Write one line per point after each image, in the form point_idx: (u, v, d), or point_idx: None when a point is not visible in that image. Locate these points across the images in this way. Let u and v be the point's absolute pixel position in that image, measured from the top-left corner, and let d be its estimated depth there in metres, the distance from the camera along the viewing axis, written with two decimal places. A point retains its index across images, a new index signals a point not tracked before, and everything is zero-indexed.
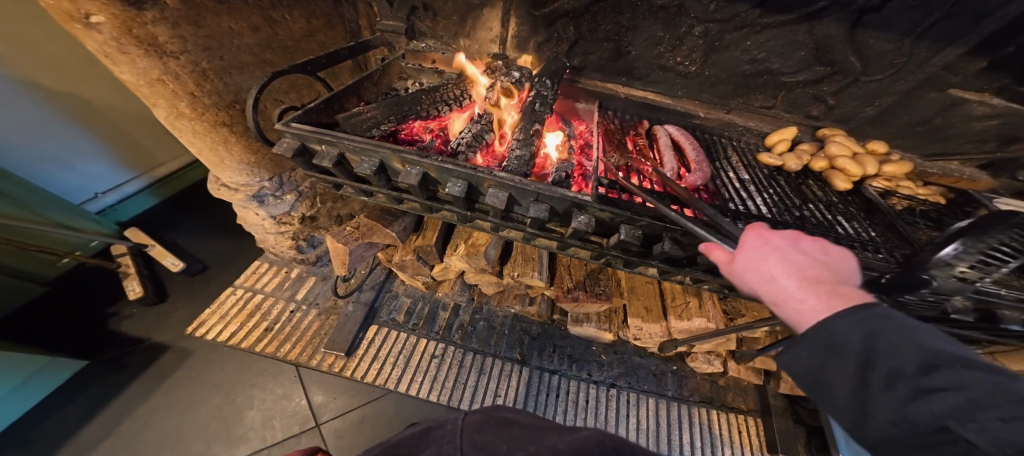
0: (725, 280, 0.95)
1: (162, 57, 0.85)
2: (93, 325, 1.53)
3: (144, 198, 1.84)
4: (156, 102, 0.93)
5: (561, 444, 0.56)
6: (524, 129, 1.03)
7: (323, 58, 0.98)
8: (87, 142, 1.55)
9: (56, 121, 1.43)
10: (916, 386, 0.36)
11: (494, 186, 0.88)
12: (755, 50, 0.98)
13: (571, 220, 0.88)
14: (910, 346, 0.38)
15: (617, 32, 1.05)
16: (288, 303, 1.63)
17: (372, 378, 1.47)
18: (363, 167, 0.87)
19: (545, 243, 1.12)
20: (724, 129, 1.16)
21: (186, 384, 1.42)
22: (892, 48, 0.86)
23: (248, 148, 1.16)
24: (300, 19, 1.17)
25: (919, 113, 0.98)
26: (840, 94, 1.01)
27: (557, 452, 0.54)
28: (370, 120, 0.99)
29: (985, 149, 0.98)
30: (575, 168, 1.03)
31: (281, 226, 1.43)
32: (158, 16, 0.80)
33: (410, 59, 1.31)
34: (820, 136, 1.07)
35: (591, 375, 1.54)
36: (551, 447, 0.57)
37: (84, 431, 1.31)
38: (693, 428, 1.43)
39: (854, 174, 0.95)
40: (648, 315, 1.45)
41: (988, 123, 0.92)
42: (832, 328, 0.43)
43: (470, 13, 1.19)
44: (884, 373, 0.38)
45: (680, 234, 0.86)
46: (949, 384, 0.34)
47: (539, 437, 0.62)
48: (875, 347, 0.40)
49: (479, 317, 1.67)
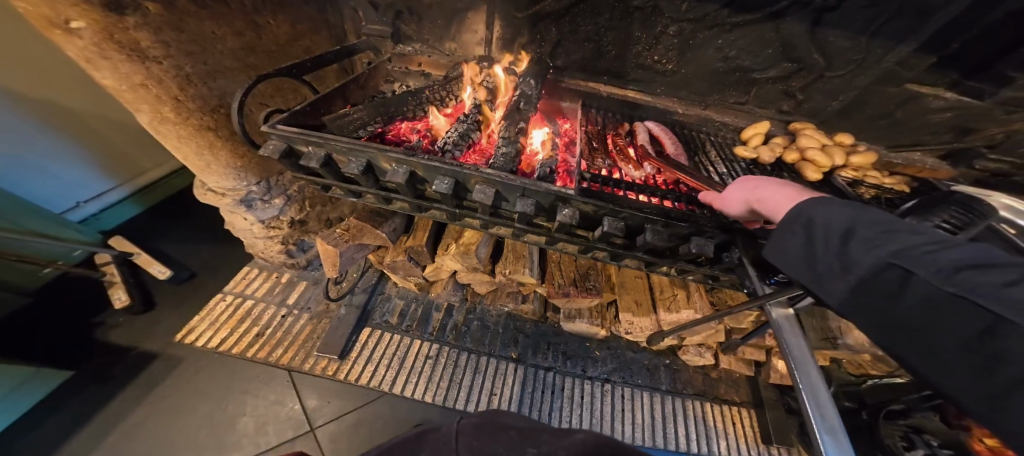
0: (706, 270, 0.97)
1: (144, 62, 0.85)
2: (74, 336, 1.50)
3: (127, 206, 1.82)
4: (139, 106, 0.93)
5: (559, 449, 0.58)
6: (509, 127, 1.05)
7: (308, 62, 0.98)
8: (56, 144, 1.49)
9: (23, 123, 1.37)
10: (862, 240, 0.42)
11: (481, 183, 0.90)
12: (725, 48, 1.02)
13: (557, 214, 0.90)
14: (870, 220, 0.43)
15: (596, 33, 1.09)
16: (278, 308, 1.62)
17: (366, 381, 1.47)
18: (350, 167, 0.88)
19: (534, 239, 1.15)
20: (702, 125, 1.20)
21: (175, 394, 1.41)
22: (850, 45, 0.91)
23: (233, 152, 1.16)
24: (284, 24, 1.18)
25: (880, 107, 1.03)
26: (807, 89, 1.05)
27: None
28: (357, 120, 1.01)
29: (943, 140, 1.03)
30: (558, 164, 1.03)
31: (270, 230, 1.43)
32: (140, 21, 0.81)
33: (397, 63, 1.32)
34: (792, 130, 1.12)
35: (586, 371, 1.57)
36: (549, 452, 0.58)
37: (69, 444, 1.28)
38: (687, 420, 1.46)
39: (823, 165, 0.99)
40: (639, 308, 1.50)
41: (944, 116, 0.97)
42: (802, 210, 0.50)
43: (455, 17, 1.21)
44: (840, 235, 0.44)
45: (661, 225, 0.88)
46: (875, 238, 0.41)
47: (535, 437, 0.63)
48: (830, 218, 0.47)
49: (473, 317, 1.68)
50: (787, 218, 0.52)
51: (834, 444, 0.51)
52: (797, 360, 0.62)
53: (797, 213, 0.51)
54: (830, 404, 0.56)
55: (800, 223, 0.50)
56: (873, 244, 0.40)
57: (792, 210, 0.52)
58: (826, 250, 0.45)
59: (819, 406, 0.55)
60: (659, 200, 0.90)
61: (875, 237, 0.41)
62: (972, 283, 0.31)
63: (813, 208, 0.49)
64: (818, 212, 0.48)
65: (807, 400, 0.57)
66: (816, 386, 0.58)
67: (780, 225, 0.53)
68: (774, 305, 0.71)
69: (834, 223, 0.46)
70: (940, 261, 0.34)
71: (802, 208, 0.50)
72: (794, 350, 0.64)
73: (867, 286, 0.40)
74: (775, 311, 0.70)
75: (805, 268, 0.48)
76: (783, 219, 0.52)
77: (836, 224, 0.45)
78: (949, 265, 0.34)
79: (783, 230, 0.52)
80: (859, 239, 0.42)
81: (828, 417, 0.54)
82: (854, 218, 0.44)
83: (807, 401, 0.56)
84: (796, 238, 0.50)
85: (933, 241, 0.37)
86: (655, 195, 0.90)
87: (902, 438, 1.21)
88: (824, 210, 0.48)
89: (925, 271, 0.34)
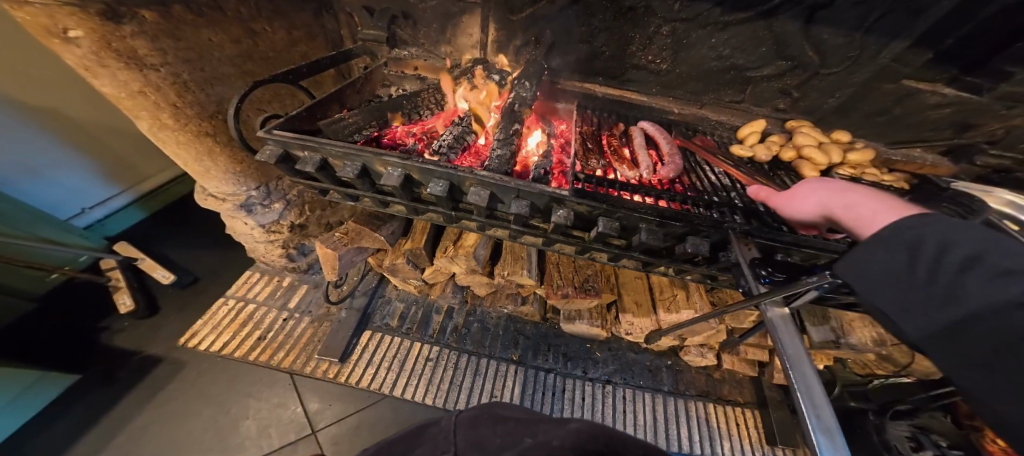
0: (703, 269, 0.97)
1: (142, 69, 0.87)
2: (80, 341, 1.52)
3: (131, 212, 1.85)
4: (138, 113, 0.95)
5: (554, 441, 0.54)
6: (504, 129, 1.05)
7: (304, 67, 0.99)
8: (60, 152, 1.52)
9: (28, 132, 1.39)
10: (988, 267, 0.34)
11: (476, 185, 0.90)
12: (719, 47, 1.02)
13: (551, 215, 0.90)
14: (1007, 248, 0.35)
15: (590, 33, 1.09)
16: (280, 312, 1.63)
17: (367, 384, 1.48)
18: (346, 171, 0.88)
19: (531, 241, 1.15)
20: (698, 124, 1.19)
21: (180, 397, 1.43)
22: (844, 42, 0.91)
23: (233, 157, 1.18)
24: (280, 31, 1.20)
25: (877, 103, 1.02)
26: (803, 87, 1.05)
27: (551, 450, 0.53)
28: (351, 125, 1.02)
29: (943, 137, 1.02)
30: (553, 165, 1.03)
31: (270, 234, 1.44)
32: (137, 29, 0.83)
33: (393, 67, 1.34)
34: (788, 128, 1.11)
35: (586, 372, 1.56)
36: (544, 444, 0.55)
37: (75, 448, 1.30)
38: (690, 421, 1.45)
39: (820, 163, 0.99)
40: (638, 309, 1.49)
41: (942, 112, 0.97)
42: (916, 228, 0.43)
43: (450, 21, 1.22)
44: (958, 259, 0.37)
45: (656, 224, 0.88)
46: (1010, 265, 0.33)
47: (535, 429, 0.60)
48: (952, 239, 0.39)
49: (473, 319, 1.68)
50: (891, 232, 0.45)
51: (829, 444, 0.50)
52: (791, 359, 0.62)
53: (909, 231, 0.44)
54: (825, 403, 0.55)
55: (907, 242, 0.43)
56: (996, 273, 0.33)
57: (895, 224, 0.46)
58: (931, 273, 0.39)
59: (813, 405, 0.55)
60: (654, 200, 0.90)
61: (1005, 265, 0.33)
62: None
63: (930, 228, 0.42)
64: (938, 232, 0.41)
65: (801, 399, 0.56)
66: (811, 386, 0.57)
67: (876, 238, 0.46)
68: (769, 305, 0.71)
69: (954, 244, 0.38)
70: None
71: (917, 226, 0.43)
72: (789, 350, 0.63)
73: (977, 321, 0.33)
74: (771, 310, 0.70)
75: (897, 290, 0.41)
76: (883, 233, 0.46)
77: (956, 246, 0.38)
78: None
79: (883, 245, 0.45)
80: (983, 266, 0.35)
81: (823, 416, 0.53)
82: (986, 243, 0.37)
83: (801, 400, 0.56)
84: (897, 257, 0.43)
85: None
86: (650, 195, 0.90)
87: (909, 439, 1.26)
88: (943, 230, 0.41)
89: None
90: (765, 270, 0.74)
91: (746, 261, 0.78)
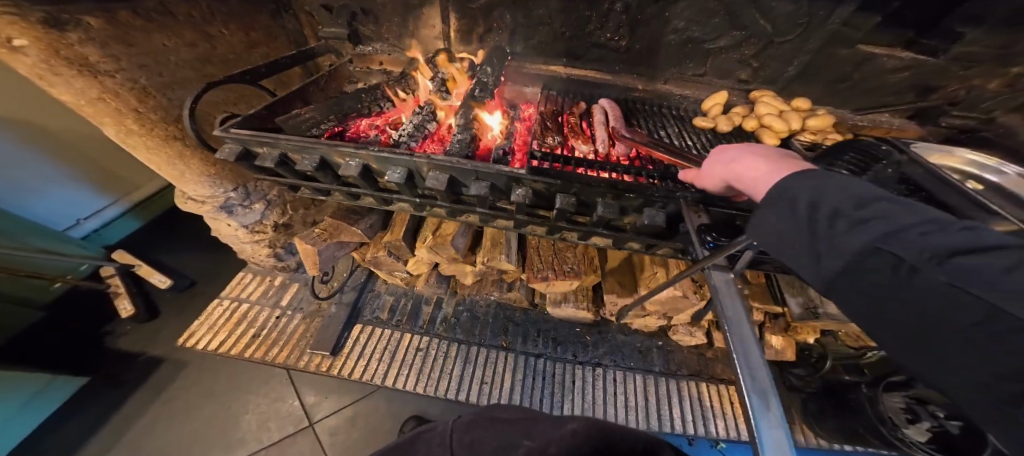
0: (668, 242, 0.97)
1: (97, 76, 0.90)
2: (88, 345, 1.60)
3: (126, 221, 1.92)
4: (102, 119, 0.98)
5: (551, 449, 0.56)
6: (463, 114, 1.07)
7: (263, 67, 1.01)
8: (49, 164, 1.58)
9: (15, 145, 1.46)
10: (852, 218, 0.38)
11: (434, 170, 0.92)
12: (674, 20, 1.02)
13: (511, 195, 0.92)
14: (860, 198, 0.39)
15: (547, 15, 1.10)
16: (273, 310, 1.69)
17: (359, 376, 1.52)
18: (304, 164, 0.91)
19: (503, 224, 1.16)
20: (663, 101, 1.19)
21: (183, 395, 1.50)
22: (792, 9, 0.91)
23: (205, 162, 1.22)
24: (237, 33, 1.23)
25: (837, 69, 1.01)
26: (760, 57, 1.04)
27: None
28: (308, 120, 1.04)
29: (907, 100, 1.00)
30: (515, 146, 1.05)
31: (255, 234, 1.49)
32: (85, 36, 0.86)
33: (358, 63, 1.37)
34: (752, 99, 1.10)
35: (576, 356, 1.59)
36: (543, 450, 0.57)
37: (88, 445, 1.38)
38: (683, 401, 1.47)
39: (781, 130, 0.99)
40: (622, 289, 1.50)
41: (902, 75, 0.96)
42: (791, 188, 0.46)
43: (411, 13, 1.23)
44: (831, 214, 0.40)
45: (612, 197, 0.89)
46: (874, 215, 0.36)
47: (531, 429, 0.65)
48: (818, 195, 0.42)
49: (462, 308, 1.71)
50: (776, 193, 0.47)
51: (761, 404, 0.51)
52: (731, 322, 0.62)
53: (788, 190, 0.46)
54: (761, 364, 0.56)
55: (788, 202, 0.45)
56: (863, 224, 0.36)
57: (778, 184, 0.48)
58: (814, 229, 0.40)
59: (750, 367, 0.55)
60: (621, 174, 0.90)
61: (864, 216, 0.37)
62: (960, 268, 0.29)
63: (804, 186, 0.45)
64: (810, 189, 0.44)
65: (739, 361, 0.57)
66: (749, 347, 0.58)
67: (767, 201, 0.48)
68: (714, 269, 0.71)
69: (826, 200, 0.41)
70: (929, 244, 0.31)
71: (792, 187, 0.46)
72: (730, 312, 0.64)
73: (847, 275, 0.36)
74: (716, 275, 0.70)
75: (786, 249, 0.44)
76: (771, 195, 0.48)
77: (823, 202, 0.41)
78: (938, 248, 0.31)
79: (770, 209, 0.47)
80: (846, 219, 0.38)
81: (758, 377, 0.54)
82: (848, 196, 0.40)
83: (739, 363, 0.56)
84: (782, 217, 0.45)
85: (922, 222, 0.34)
86: (612, 169, 0.90)
87: (906, 411, 1.26)
88: (814, 187, 0.43)
89: (915, 257, 0.31)
90: (710, 235, 0.74)
91: (694, 227, 0.78)
